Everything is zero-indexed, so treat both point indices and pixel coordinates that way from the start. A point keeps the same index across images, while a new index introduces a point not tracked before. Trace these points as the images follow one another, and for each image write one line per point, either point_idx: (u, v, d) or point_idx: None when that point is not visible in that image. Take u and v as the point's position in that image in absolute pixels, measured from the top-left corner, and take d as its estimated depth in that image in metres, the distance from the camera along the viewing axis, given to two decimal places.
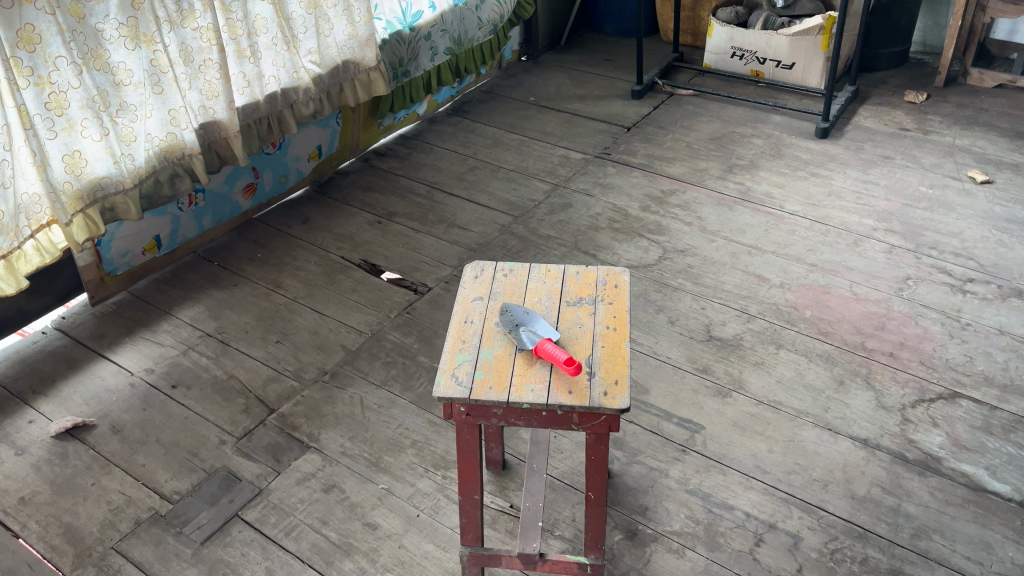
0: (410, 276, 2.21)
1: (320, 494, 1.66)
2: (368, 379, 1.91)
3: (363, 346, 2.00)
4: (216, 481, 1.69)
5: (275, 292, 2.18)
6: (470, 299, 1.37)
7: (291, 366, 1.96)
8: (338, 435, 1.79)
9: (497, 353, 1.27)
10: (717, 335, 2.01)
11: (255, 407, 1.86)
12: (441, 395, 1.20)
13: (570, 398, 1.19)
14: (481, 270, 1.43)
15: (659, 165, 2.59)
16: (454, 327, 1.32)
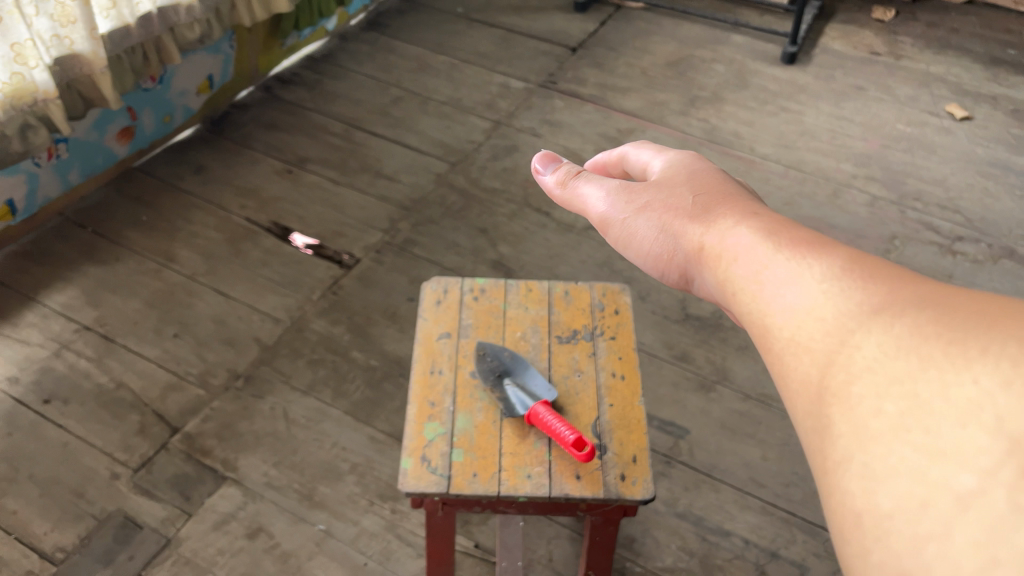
0: (331, 243, 1.87)
1: (243, 543, 1.37)
2: (292, 384, 1.60)
3: (282, 339, 1.68)
4: (111, 532, 1.37)
5: (167, 268, 1.80)
6: (434, 336, 1.07)
7: (195, 369, 1.62)
8: (260, 460, 1.48)
9: (479, 420, 0.98)
10: (694, 312, 1.77)
11: (154, 426, 1.53)
12: (413, 490, 0.92)
13: (579, 485, 0.93)
14: (443, 292, 1.12)
15: (613, 97, 2.28)
16: (417, 381, 1.02)
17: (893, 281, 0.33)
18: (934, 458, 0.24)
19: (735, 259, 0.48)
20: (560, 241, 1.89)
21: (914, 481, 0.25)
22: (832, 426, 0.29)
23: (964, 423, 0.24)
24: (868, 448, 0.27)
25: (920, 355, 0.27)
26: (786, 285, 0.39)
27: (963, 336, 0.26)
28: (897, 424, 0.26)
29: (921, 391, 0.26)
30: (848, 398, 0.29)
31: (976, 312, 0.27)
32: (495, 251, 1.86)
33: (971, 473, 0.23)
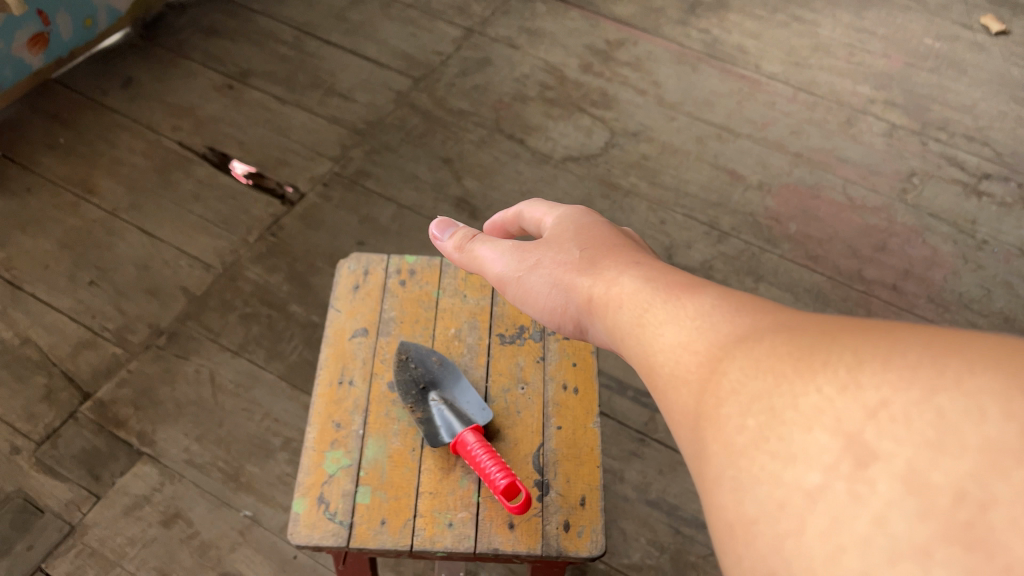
0: (274, 174, 1.65)
1: (157, 531, 1.22)
2: (221, 343, 1.41)
3: (212, 289, 1.48)
4: (7, 517, 1.22)
5: (85, 201, 1.59)
6: (347, 334, 0.87)
7: (112, 323, 1.43)
8: (181, 433, 1.31)
9: (393, 448, 0.80)
10: (681, 262, 1.56)
11: (62, 391, 1.35)
12: (305, 543, 0.74)
13: (512, 537, 0.75)
14: (363, 274, 0.92)
15: (603, 3, 2.01)
16: (322, 393, 0.83)
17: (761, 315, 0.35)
18: (787, 462, 0.25)
19: (623, 314, 0.46)
20: (534, 175, 1.67)
21: (764, 481, 0.26)
22: (706, 444, 0.30)
23: (808, 426, 0.25)
24: (730, 461, 0.28)
25: (767, 371, 0.29)
26: (674, 332, 0.40)
27: (801, 351, 0.28)
28: (754, 438, 0.27)
29: (772, 403, 0.27)
30: (719, 418, 0.30)
31: (820, 335, 0.29)
32: (459, 185, 1.64)
33: (817, 470, 0.24)
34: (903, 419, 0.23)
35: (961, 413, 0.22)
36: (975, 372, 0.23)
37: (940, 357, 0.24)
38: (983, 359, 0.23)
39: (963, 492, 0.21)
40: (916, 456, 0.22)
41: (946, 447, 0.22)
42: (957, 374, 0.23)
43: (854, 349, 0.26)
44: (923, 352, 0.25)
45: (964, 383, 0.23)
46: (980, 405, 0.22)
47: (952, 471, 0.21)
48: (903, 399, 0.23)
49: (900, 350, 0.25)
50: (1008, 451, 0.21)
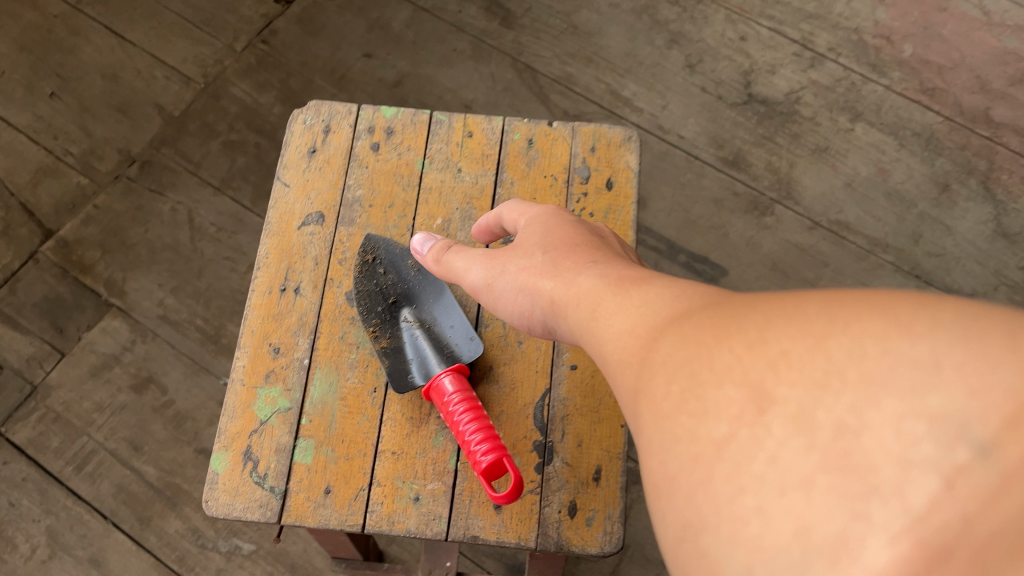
0: None
1: (127, 397, 1.08)
2: (201, 176, 1.20)
3: (191, 109, 1.24)
4: None
5: None
6: (296, 220, 0.65)
7: (77, 147, 1.22)
8: (154, 284, 1.13)
9: (348, 387, 0.59)
10: (760, 92, 1.26)
11: (21, 227, 1.17)
12: (224, 515, 0.56)
13: (498, 522, 0.56)
14: (323, 133, 0.68)
15: None
16: (257, 305, 0.62)
17: (702, 291, 0.34)
18: (702, 418, 0.25)
19: (578, 310, 0.41)
20: None
21: (681, 437, 0.26)
22: (641, 412, 0.29)
23: (720, 382, 0.25)
24: (659, 424, 0.27)
25: (690, 341, 0.28)
26: (615, 315, 0.37)
27: (720, 322, 0.28)
28: (679, 401, 0.27)
29: (696, 369, 0.27)
30: (651, 391, 0.29)
31: (740, 306, 0.29)
32: None
33: (725, 421, 0.24)
34: (800, 364, 0.23)
35: (845, 355, 0.22)
36: (862, 319, 0.23)
37: (832, 312, 0.24)
38: (869, 309, 0.24)
39: (842, 425, 0.21)
40: (803, 397, 0.23)
41: (829, 385, 0.22)
42: (845, 323, 0.23)
43: (767, 314, 0.26)
44: (823, 308, 0.25)
45: (851, 329, 0.23)
46: (862, 344, 0.22)
47: (836, 407, 0.22)
48: (799, 348, 0.24)
49: (802, 313, 0.25)
50: (877, 385, 0.21)
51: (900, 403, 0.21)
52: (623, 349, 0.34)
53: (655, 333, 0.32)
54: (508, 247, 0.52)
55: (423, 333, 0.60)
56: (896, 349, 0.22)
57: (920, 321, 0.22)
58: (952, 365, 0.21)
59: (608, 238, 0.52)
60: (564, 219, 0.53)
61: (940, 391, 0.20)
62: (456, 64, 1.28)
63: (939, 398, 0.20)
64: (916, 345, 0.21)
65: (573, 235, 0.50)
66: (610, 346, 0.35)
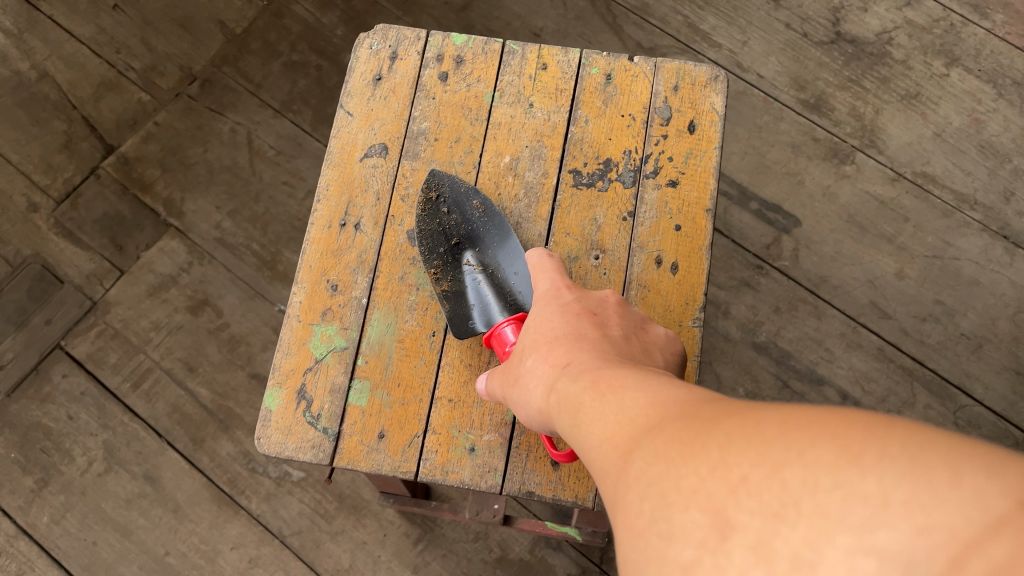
0: None
1: (183, 318, 1.08)
2: (261, 97, 1.17)
3: (254, 26, 1.21)
4: (25, 285, 1.09)
5: None
6: (358, 152, 0.62)
7: (138, 62, 1.20)
8: (212, 206, 1.13)
9: (406, 330, 0.57)
10: (849, 30, 1.18)
11: (83, 142, 1.17)
12: (276, 453, 0.55)
13: (555, 479, 0.54)
14: (389, 59, 0.64)
15: None
16: (316, 239, 0.59)
17: (682, 396, 0.35)
18: (670, 540, 0.27)
19: (568, 416, 0.41)
20: None
21: (653, 559, 0.28)
22: (619, 521, 0.32)
23: (686, 505, 0.27)
24: (634, 539, 0.29)
25: (661, 456, 0.31)
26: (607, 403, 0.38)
27: (690, 440, 0.30)
28: (651, 521, 0.29)
29: (664, 488, 0.29)
30: (624, 504, 0.31)
31: (709, 424, 0.30)
32: None
33: (692, 546, 0.26)
34: (755, 492, 0.25)
35: (798, 486, 0.24)
36: (818, 445, 0.25)
37: (790, 438, 0.26)
38: (824, 433, 0.25)
39: (798, 558, 0.22)
40: (761, 528, 0.24)
41: (786, 516, 0.24)
42: (799, 451, 0.25)
43: (733, 435, 0.28)
44: (780, 433, 0.26)
45: (806, 457, 0.25)
46: (816, 474, 0.24)
47: (791, 539, 0.23)
48: (757, 476, 0.25)
49: (758, 434, 0.27)
50: (831, 520, 0.22)
51: (853, 538, 0.21)
52: (606, 449, 0.35)
53: (633, 439, 0.34)
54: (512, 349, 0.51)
55: (486, 278, 0.59)
56: (846, 481, 0.23)
57: (871, 450, 0.23)
58: (900, 501, 0.21)
59: (608, 312, 0.51)
60: (565, 301, 0.51)
61: (886, 525, 0.21)
62: None
63: (885, 534, 0.21)
64: (865, 478, 0.22)
65: (567, 327, 0.49)
66: (594, 442, 0.37)
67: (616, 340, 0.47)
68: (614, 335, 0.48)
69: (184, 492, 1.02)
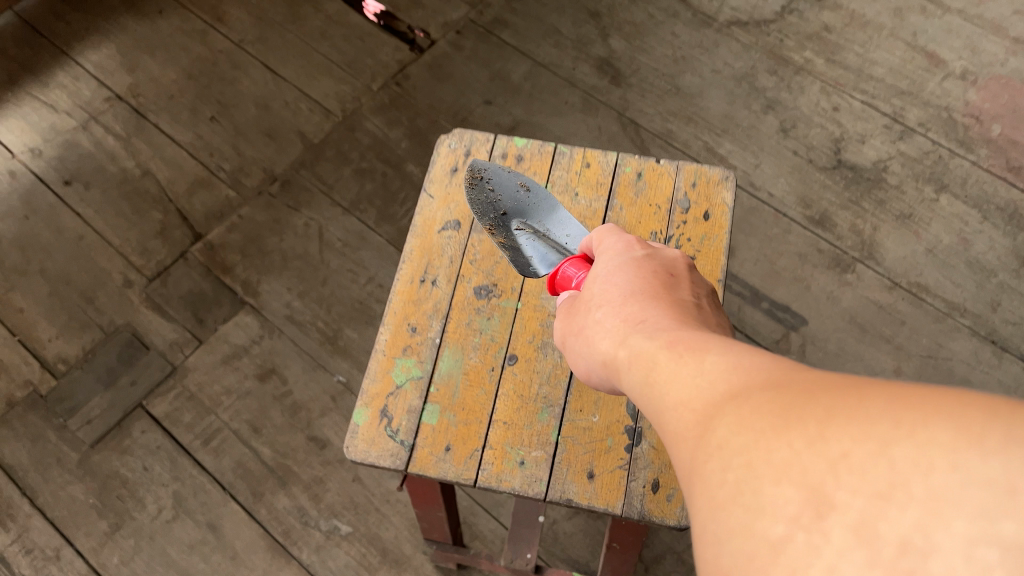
0: (405, 14, 1.52)
1: (252, 385, 1.21)
2: (333, 197, 1.34)
3: (330, 137, 1.40)
4: (115, 350, 1.24)
5: (214, 30, 1.53)
6: (437, 225, 0.77)
7: (228, 164, 1.39)
8: (283, 288, 1.28)
9: (470, 364, 0.70)
10: (850, 159, 1.34)
11: (175, 229, 1.34)
12: (361, 459, 0.67)
13: (590, 489, 0.65)
14: (464, 155, 0.80)
15: None
16: (400, 291, 0.73)
17: (768, 364, 0.32)
18: (757, 515, 0.25)
19: (640, 382, 0.39)
20: (692, 39, 1.47)
21: (736, 534, 0.25)
22: (694, 494, 0.29)
23: (776, 479, 0.25)
24: (713, 514, 0.27)
25: (747, 423, 0.28)
26: (680, 379, 0.36)
27: (781, 408, 0.27)
28: (734, 493, 0.27)
29: (752, 459, 0.27)
30: (702, 473, 0.29)
31: (806, 391, 0.28)
32: (604, 45, 1.47)
33: (782, 521, 0.24)
34: (860, 469, 0.23)
35: (910, 465, 0.22)
36: (929, 424, 0.22)
37: (906, 411, 0.23)
38: (944, 408, 0.23)
39: (906, 543, 0.20)
40: (863, 507, 0.22)
41: (893, 497, 0.22)
42: (913, 427, 0.22)
43: (832, 403, 0.26)
44: (890, 406, 0.24)
45: (917, 436, 0.22)
46: (929, 455, 0.21)
47: (899, 521, 0.21)
48: (860, 451, 0.23)
49: (862, 405, 0.25)
50: (947, 504, 0.20)
51: (968, 525, 0.20)
52: (682, 423, 0.33)
53: (713, 410, 0.31)
54: (580, 299, 0.54)
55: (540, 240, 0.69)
56: (964, 464, 0.21)
57: (992, 431, 0.21)
58: None
59: (681, 275, 0.52)
60: (637, 255, 0.54)
61: (1013, 516, 0.19)
62: (567, 114, 1.40)
63: (1011, 526, 0.19)
64: (988, 462, 0.20)
65: (639, 280, 0.51)
66: (669, 421, 0.35)
67: (686, 298, 0.49)
68: (687, 295, 0.49)
69: (241, 540, 1.11)
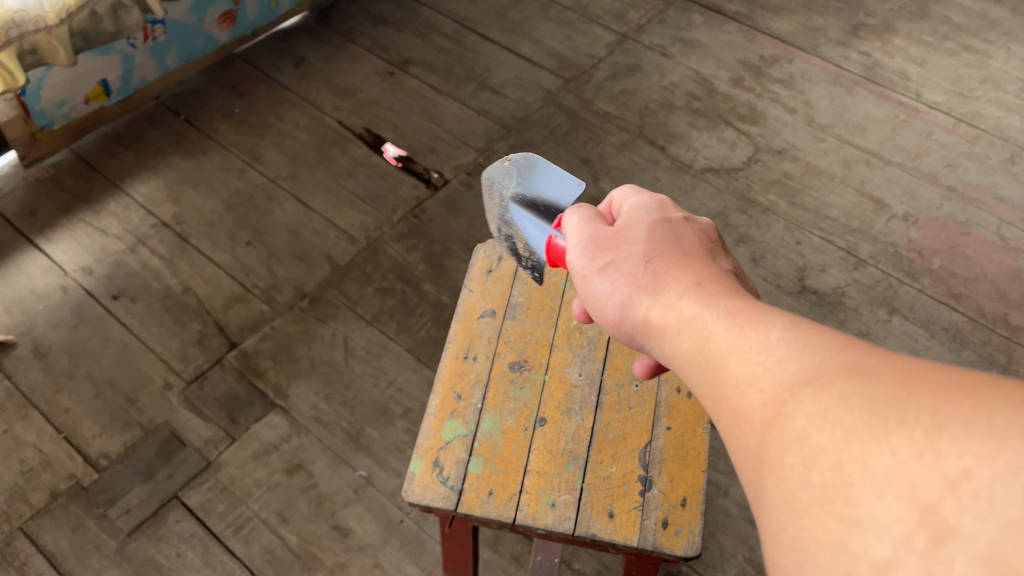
0: (421, 159, 1.74)
1: (281, 478, 1.31)
2: (357, 312, 1.50)
3: (354, 261, 1.57)
4: (154, 446, 1.35)
5: (251, 167, 1.73)
6: (476, 313, 0.93)
7: (262, 282, 1.55)
8: (311, 391, 1.41)
9: (507, 425, 0.84)
10: (813, 285, 1.54)
11: (213, 338, 1.48)
12: (417, 501, 0.79)
13: (611, 526, 0.78)
14: (497, 259, 0.98)
15: (762, 17, 2.03)
16: (448, 366, 0.88)
17: (842, 347, 0.33)
18: (855, 528, 0.25)
19: (699, 352, 0.41)
20: (672, 182, 1.70)
21: (832, 549, 0.26)
22: (769, 496, 0.30)
23: (879, 492, 0.25)
24: (796, 519, 0.28)
25: (840, 421, 0.28)
26: (741, 365, 0.36)
27: (879, 408, 0.27)
28: (821, 498, 0.27)
29: (845, 464, 0.27)
30: (779, 470, 0.30)
31: (903, 387, 0.27)
32: (596, 186, 1.69)
33: (887, 543, 0.24)
34: (986, 494, 0.22)
35: None
36: None
37: None
38: None
39: None
40: (994, 536, 0.21)
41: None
42: None
43: (934, 406, 0.25)
44: (1013, 417, 0.23)
45: None
46: None
47: None
48: (983, 471, 0.23)
49: (977, 412, 0.24)
50: None
51: None
52: (749, 411, 0.33)
53: (791, 395, 0.31)
54: (611, 241, 0.58)
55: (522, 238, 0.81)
56: None
57: None
58: None
59: (717, 245, 0.57)
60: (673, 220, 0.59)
61: None
62: None
63: None
64: None
65: (677, 241, 0.55)
66: (733, 398, 0.35)
67: (723, 266, 0.53)
68: (723, 267, 0.53)
69: None
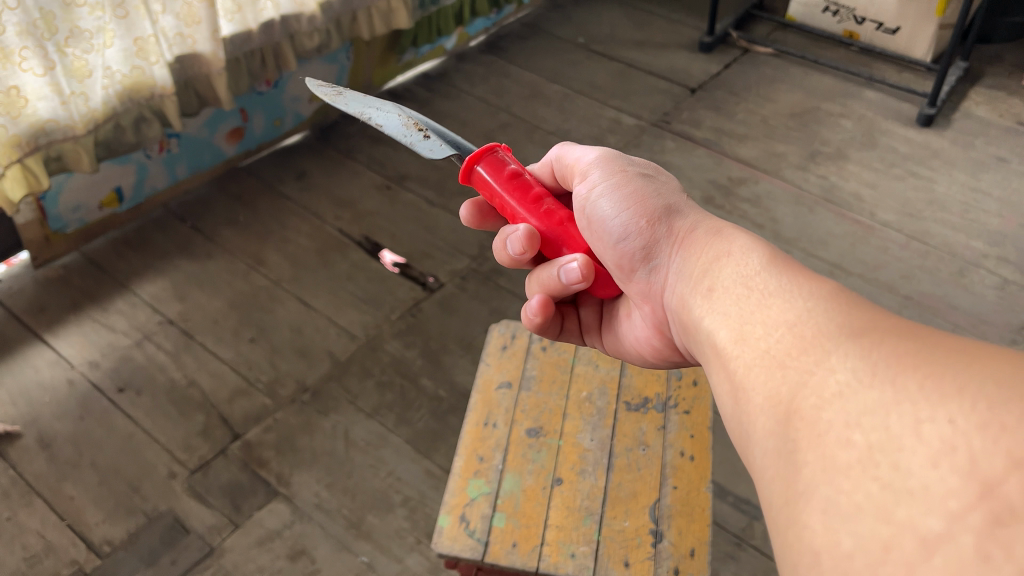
0: (417, 264, 1.86)
1: (283, 563, 1.34)
2: (357, 405, 1.57)
3: (354, 356, 1.65)
4: (158, 532, 1.37)
5: (255, 270, 1.82)
6: (493, 385, 1.01)
7: (265, 376, 1.61)
8: (313, 479, 1.45)
9: (527, 484, 0.91)
10: None
11: (216, 428, 1.52)
12: (446, 551, 0.85)
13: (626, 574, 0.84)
14: (511, 337, 1.07)
15: (728, 144, 2.23)
16: (470, 432, 0.96)
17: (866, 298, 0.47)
18: (907, 496, 0.33)
19: (757, 267, 0.55)
20: None
21: (877, 515, 0.33)
22: (807, 460, 0.38)
23: (934, 463, 0.32)
24: (841, 477, 0.36)
25: (897, 396, 0.36)
26: (786, 305, 0.49)
27: (937, 383, 0.35)
28: (869, 457, 0.35)
29: (898, 434, 0.34)
30: (823, 427, 0.38)
31: (955, 367, 0.35)
32: None
33: (940, 517, 0.31)
34: None
35: None
36: None
37: None
38: None
39: None
40: None
41: None
42: None
43: (991, 389, 0.33)
44: None
45: None
46: None
47: None
48: None
49: None
50: None
51: None
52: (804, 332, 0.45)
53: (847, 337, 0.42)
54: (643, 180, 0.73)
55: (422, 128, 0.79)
56: None
57: None
58: None
59: None
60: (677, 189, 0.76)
61: None
62: None
63: None
64: None
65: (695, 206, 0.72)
66: (791, 321, 0.47)
67: None
68: None
69: None
